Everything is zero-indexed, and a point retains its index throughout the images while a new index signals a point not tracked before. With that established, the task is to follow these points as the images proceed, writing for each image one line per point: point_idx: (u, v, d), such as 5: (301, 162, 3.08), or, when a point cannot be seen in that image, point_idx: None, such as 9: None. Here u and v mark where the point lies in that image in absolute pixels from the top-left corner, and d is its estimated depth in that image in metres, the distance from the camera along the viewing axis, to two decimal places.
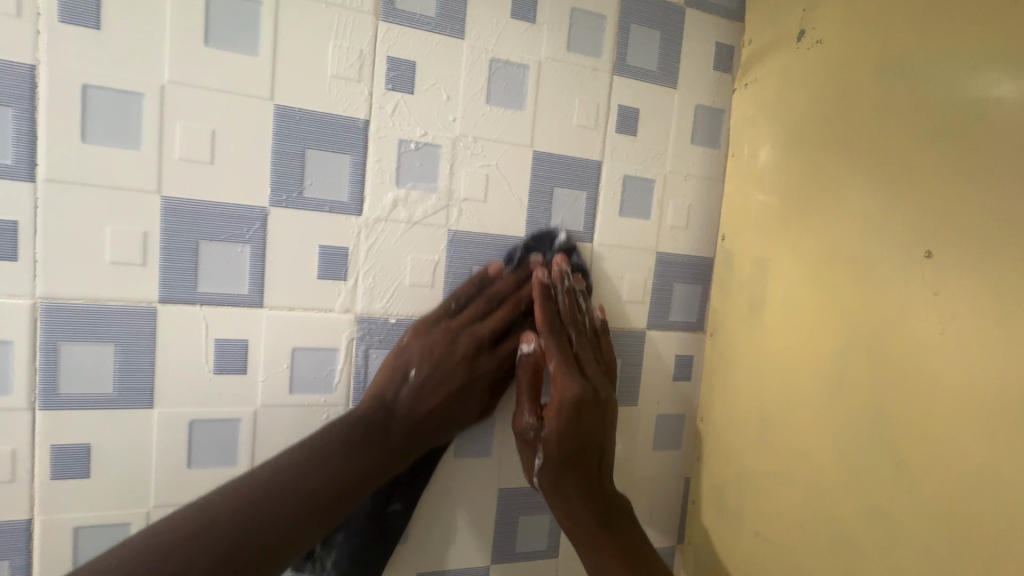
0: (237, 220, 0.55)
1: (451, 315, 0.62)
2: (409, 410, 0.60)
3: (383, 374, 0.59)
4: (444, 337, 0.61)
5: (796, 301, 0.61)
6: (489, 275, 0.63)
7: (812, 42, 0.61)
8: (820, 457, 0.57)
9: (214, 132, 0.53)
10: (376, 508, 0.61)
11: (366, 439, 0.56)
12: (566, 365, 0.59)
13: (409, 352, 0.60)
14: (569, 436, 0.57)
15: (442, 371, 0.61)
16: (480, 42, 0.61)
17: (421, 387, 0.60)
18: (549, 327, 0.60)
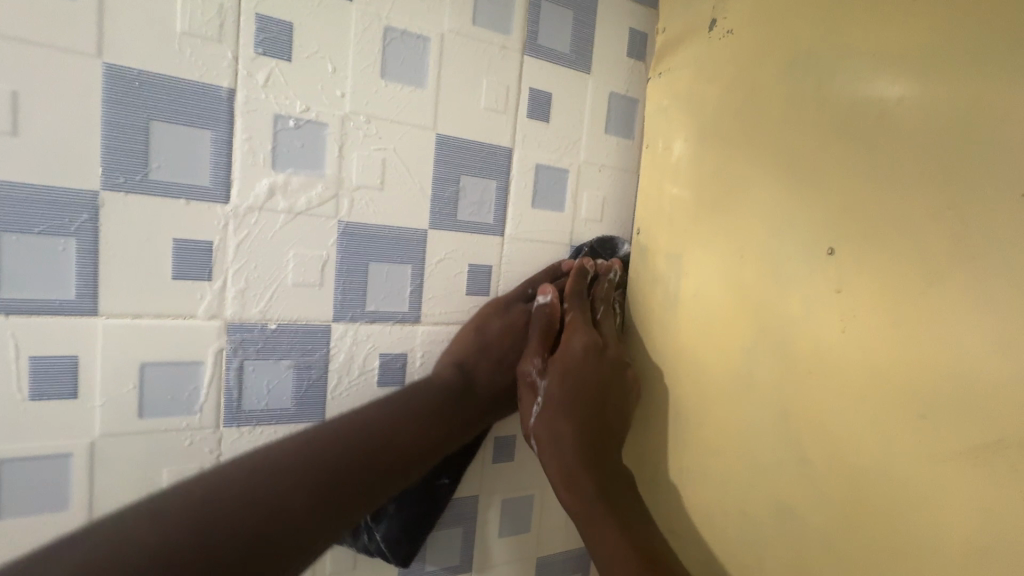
0: (57, 208, 0.44)
1: (526, 299, 0.64)
2: (489, 385, 0.63)
3: (461, 336, 0.61)
4: (521, 316, 0.63)
5: (708, 297, 0.60)
6: (564, 272, 0.67)
7: (723, 32, 0.60)
8: (730, 454, 0.57)
9: (16, 94, 0.42)
10: (427, 480, 0.60)
11: (442, 406, 0.58)
12: (584, 321, 0.63)
13: (490, 328, 0.62)
14: (573, 380, 0.59)
15: (518, 342, 0.64)
16: (372, 6, 0.53)
17: (495, 363, 0.63)
18: (577, 294, 0.64)
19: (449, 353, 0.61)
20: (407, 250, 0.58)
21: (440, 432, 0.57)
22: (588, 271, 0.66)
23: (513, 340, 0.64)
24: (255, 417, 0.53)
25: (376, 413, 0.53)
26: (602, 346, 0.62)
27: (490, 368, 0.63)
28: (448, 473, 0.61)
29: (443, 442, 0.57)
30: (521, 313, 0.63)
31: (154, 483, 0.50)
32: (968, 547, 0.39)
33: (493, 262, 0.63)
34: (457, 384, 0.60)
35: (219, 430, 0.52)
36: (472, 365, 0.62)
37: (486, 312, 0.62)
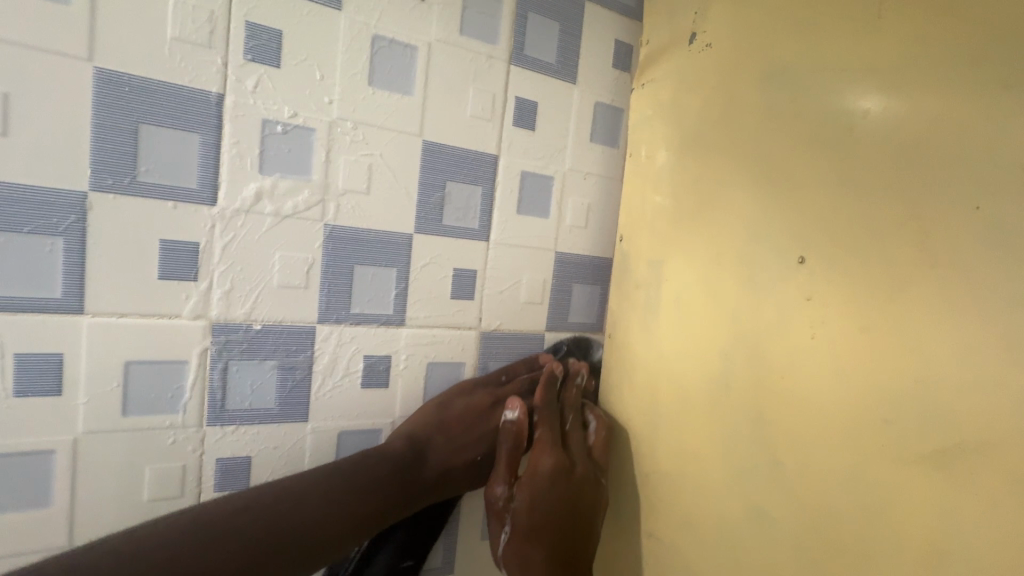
0: (45, 208, 0.45)
1: (498, 387, 0.67)
2: (441, 473, 0.61)
3: (420, 416, 0.62)
4: (487, 399, 0.65)
5: (686, 304, 0.62)
6: (539, 364, 0.70)
7: (703, 45, 0.61)
8: (706, 458, 0.58)
9: (7, 97, 0.43)
10: (409, 539, 0.63)
11: (397, 480, 0.57)
12: (553, 438, 0.64)
13: (453, 407, 0.63)
14: (541, 509, 0.61)
15: (479, 428, 0.64)
16: (361, 15, 0.54)
17: (452, 442, 0.63)
18: (546, 403, 0.65)
19: (409, 425, 0.61)
20: (392, 253, 0.59)
21: (396, 504, 0.57)
22: (557, 377, 0.68)
23: (480, 436, 0.65)
24: (239, 417, 0.54)
25: (327, 483, 0.53)
26: (574, 475, 0.63)
27: (449, 453, 0.62)
28: (413, 555, 0.64)
29: (394, 509, 0.57)
30: (490, 411, 0.65)
31: (136, 480, 0.51)
32: (927, 549, 0.40)
33: (478, 266, 0.64)
34: (412, 463, 0.59)
35: (203, 430, 0.53)
36: (426, 439, 0.61)
37: (443, 420, 0.62)
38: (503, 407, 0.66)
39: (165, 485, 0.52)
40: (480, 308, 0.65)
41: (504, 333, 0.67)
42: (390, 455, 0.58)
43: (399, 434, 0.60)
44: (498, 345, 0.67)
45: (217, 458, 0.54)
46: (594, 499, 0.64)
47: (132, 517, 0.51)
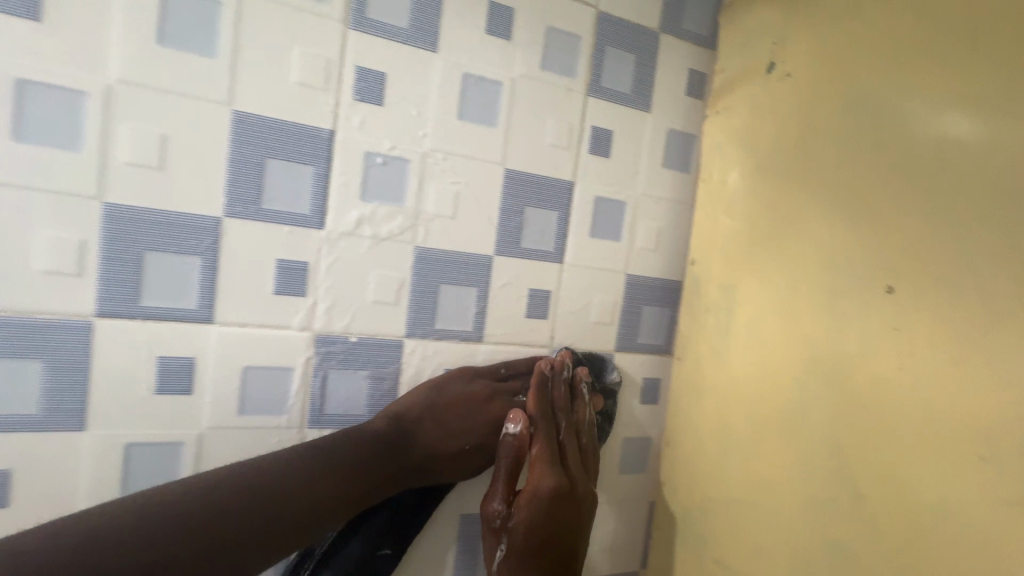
0: (188, 231, 0.52)
1: (496, 381, 0.64)
2: (425, 452, 0.60)
3: (411, 398, 0.60)
4: (485, 390, 0.63)
5: (761, 329, 0.62)
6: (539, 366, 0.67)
7: (782, 74, 0.62)
8: (780, 486, 0.57)
9: (165, 136, 0.50)
10: (365, 555, 0.59)
11: (363, 465, 0.55)
12: (549, 455, 0.60)
13: (449, 391, 0.61)
14: (536, 531, 0.57)
15: (466, 420, 0.62)
16: (453, 56, 0.59)
17: (445, 428, 0.61)
18: (541, 412, 0.62)
19: (397, 405, 0.60)
20: (473, 273, 0.63)
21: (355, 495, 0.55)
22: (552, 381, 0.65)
23: (473, 429, 0.62)
24: (334, 421, 0.59)
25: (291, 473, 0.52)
26: (572, 487, 0.59)
27: (434, 439, 0.60)
28: (390, 545, 0.60)
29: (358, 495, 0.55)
30: (490, 404, 0.63)
31: None
32: None
33: (552, 287, 0.67)
34: (384, 451, 0.57)
35: (303, 431, 0.58)
36: (413, 421, 0.60)
37: (432, 407, 0.61)
38: (457, 392, 0.62)
39: None
40: (552, 327, 0.68)
41: (575, 352, 0.70)
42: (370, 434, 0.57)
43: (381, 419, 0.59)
44: (568, 363, 0.69)
45: None
46: (580, 516, 0.59)
47: None
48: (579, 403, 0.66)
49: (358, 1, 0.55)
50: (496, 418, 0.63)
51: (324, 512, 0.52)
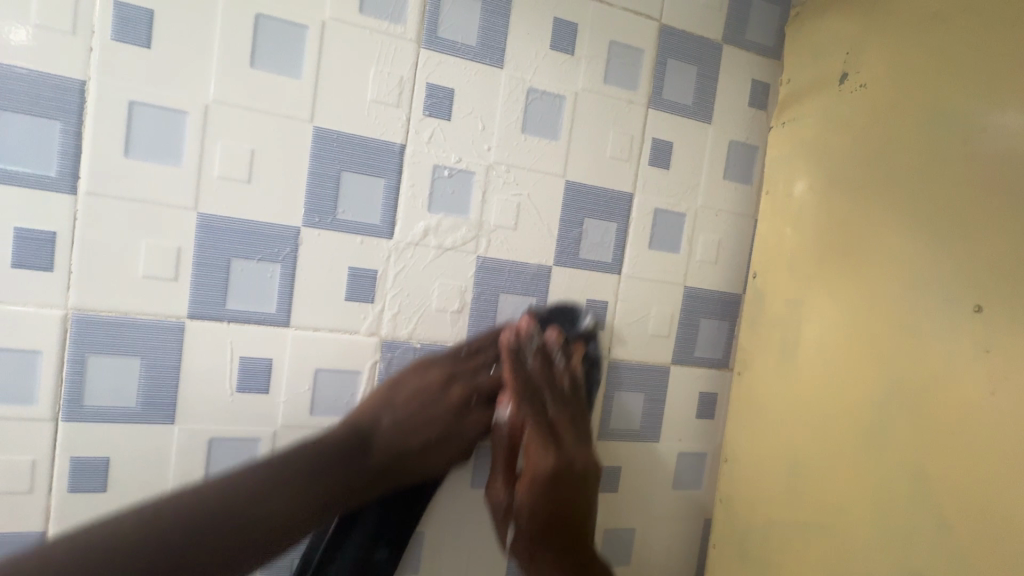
0: (272, 240, 0.55)
1: (457, 360, 0.61)
2: (392, 442, 0.59)
3: (368, 402, 0.59)
4: (442, 376, 0.60)
5: (831, 345, 0.60)
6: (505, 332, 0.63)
7: (856, 85, 0.60)
8: (853, 508, 0.56)
9: (254, 152, 0.54)
10: (385, 463, 0.58)
11: (336, 471, 0.54)
12: (541, 439, 0.59)
13: (405, 386, 0.60)
14: (542, 506, 0.58)
15: (428, 410, 0.61)
16: (519, 71, 0.61)
17: (401, 421, 0.60)
18: (519, 399, 0.61)
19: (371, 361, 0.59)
20: (533, 283, 0.64)
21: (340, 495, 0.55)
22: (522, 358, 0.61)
23: (436, 392, 0.61)
24: None
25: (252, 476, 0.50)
26: (571, 464, 0.59)
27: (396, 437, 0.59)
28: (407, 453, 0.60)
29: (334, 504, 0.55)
30: (449, 392, 0.61)
31: None
32: None
33: (610, 298, 0.67)
34: (356, 451, 0.56)
35: None
36: (372, 421, 0.58)
37: (385, 434, 0.59)
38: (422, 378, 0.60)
39: None
40: (609, 338, 0.68)
41: (631, 364, 0.69)
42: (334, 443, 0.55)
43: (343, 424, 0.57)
44: (624, 374, 0.69)
45: None
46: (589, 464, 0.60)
47: None
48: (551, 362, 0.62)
49: (430, 22, 0.57)
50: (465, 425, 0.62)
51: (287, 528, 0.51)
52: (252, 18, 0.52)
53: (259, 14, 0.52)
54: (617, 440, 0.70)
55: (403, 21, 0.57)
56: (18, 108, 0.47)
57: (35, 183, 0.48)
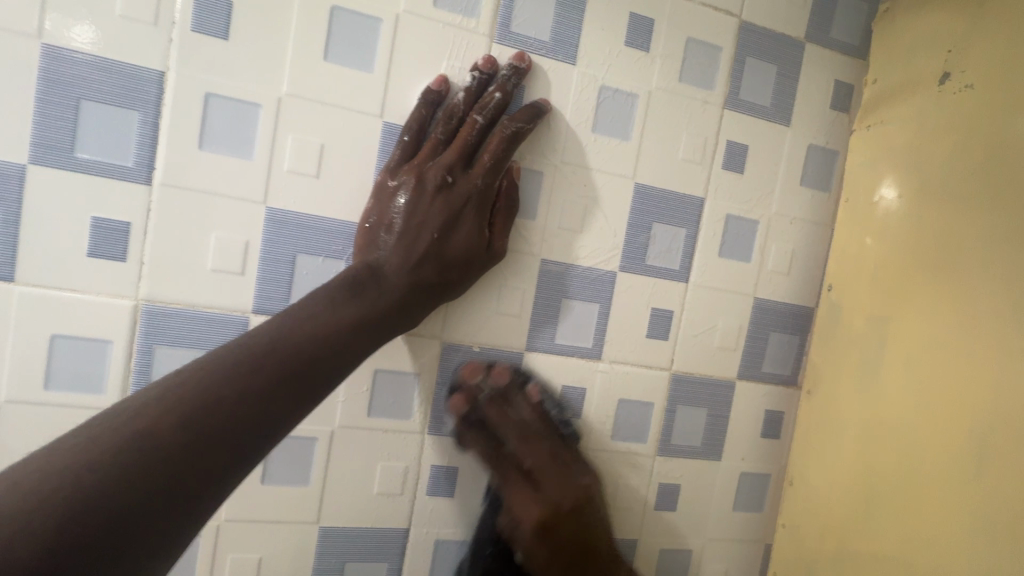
0: (337, 237, 0.54)
1: (443, 191, 0.54)
2: (398, 267, 0.52)
3: (368, 213, 0.53)
4: (415, 173, 0.53)
5: (921, 365, 0.55)
6: (486, 114, 0.54)
7: (961, 85, 0.56)
8: (944, 545, 0.51)
9: (323, 145, 0.53)
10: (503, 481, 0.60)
11: (352, 292, 0.49)
12: (524, 485, 0.60)
13: (389, 218, 0.53)
14: (542, 553, 0.59)
15: (417, 211, 0.53)
16: (592, 68, 0.59)
17: (384, 219, 0.53)
18: (483, 454, 0.59)
19: (361, 257, 0.53)
20: (597, 288, 0.62)
21: (336, 349, 0.45)
22: (465, 409, 0.57)
23: (427, 228, 0.53)
24: (452, 429, 0.59)
25: (206, 377, 0.37)
26: (557, 507, 0.58)
27: (404, 283, 0.52)
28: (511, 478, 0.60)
29: (330, 358, 0.44)
30: (434, 205, 0.54)
31: (370, 475, 0.58)
32: None
33: (675, 308, 0.64)
34: (366, 278, 0.50)
35: (423, 436, 0.59)
36: (367, 237, 0.53)
37: (370, 241, 0.53)
38: (395, 197, 0.53)
39: (390, 483, 0.58)
40: (673, 350, 0.65)
41: (695, 376, 0.66)
42: (338, 274, 0.50)
43: (360, 254, 0.53)
44: (686, 388, 0.66)
45: (432, 465, 0.59)
46: (574, 496, 0.59)
47: (363, 505, 0.58)
48: (504, 411, 0.58)
49: (504, 15, 0.55)
50: (469, 192, 0.54)
51: (228, 419, 0.36)
52: (327, 10, 0.51)
53: (334, 5, 0.51)
54: (676, 457, 0.67)
55: (476, 15, 0.55)
56: (99, 97, 0.48)
57: (113, 174, 0.48)
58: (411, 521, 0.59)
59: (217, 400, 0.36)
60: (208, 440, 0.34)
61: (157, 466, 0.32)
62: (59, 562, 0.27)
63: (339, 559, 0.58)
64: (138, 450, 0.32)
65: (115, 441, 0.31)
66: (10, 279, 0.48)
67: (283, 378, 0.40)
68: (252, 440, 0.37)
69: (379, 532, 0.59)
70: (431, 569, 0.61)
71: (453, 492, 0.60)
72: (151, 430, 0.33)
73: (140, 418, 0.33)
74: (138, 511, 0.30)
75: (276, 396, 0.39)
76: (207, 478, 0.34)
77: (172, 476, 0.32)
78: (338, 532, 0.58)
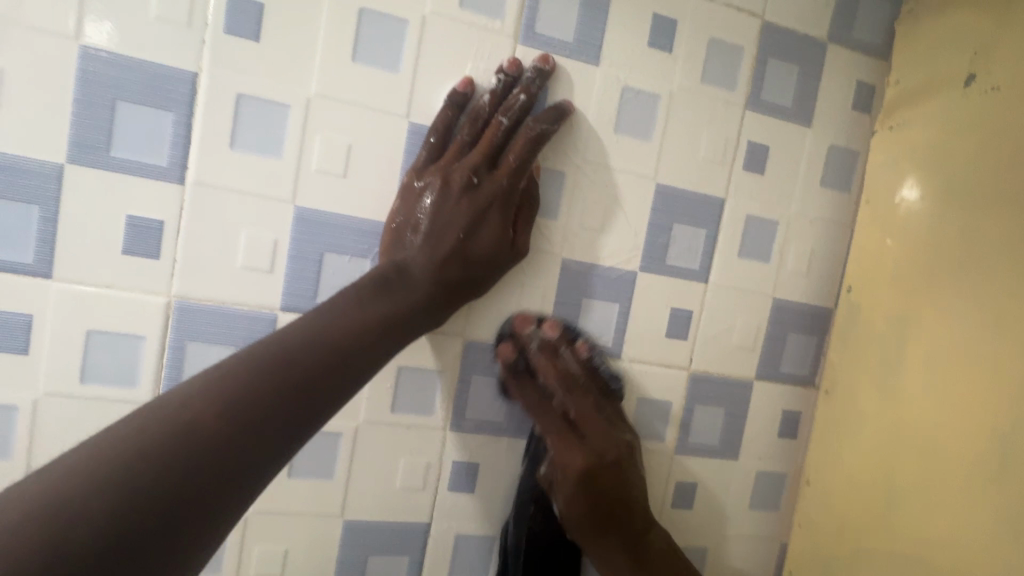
0: (364, 236, 0.55)
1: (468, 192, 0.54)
2: (424, 266, 0.53)
3: (394, 213, 0.54)
4: (440, 173, 0.54)
5: (943, 367, 0.55)
6: (512, 116, 0.55)
7: (987, 87, 0.55)
8: (963, 546, 0.51)
9: (351, 145, 0.54)
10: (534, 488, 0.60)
11: (381, 290, 0.49)
12: (571, 434, 0.58)
13: (415, 218, 0.54)
14: (585, 506, 0.57)
15: (443, 212, 0.54)
16: (615, 69, 0.59)
17: (411, 219, 0.54)
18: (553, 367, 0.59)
19: (387, 255, 0.54)
20: (618, 288, 0.62)
21: (366, 345, 0.46)
22: (524, 341, 0.59)
23: (453, 228, 0.54)
24: (473, 426, 0.60)
25: (245, 372, 0.38)
26: (602, 459, 0.57)
27: (430, 282, 0.53)
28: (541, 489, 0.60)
29: (360, 353, 0.45)
30: (460, 206, 0.54)
31: (393, 469, 0.59)
32: None
33: (695, 307, 0.65)
34: (394, 276, 0.51)
35: (445, 432, 0.60)
36: (393, 236, 0.54)
37: (396, 240, 0.54)
38: (422, 198, 0.54)
39: (413, 477, 0.59)
40: (692, 349, 0.65)
41: (714, 375, 0.66)
42: (367, 272, 0.51)
43: (386, 253, 0.54)
44: (705, 387, 0.66)
45: (454, 460, 0.60)
46: (618, 447, 0.58)
47: (386, 499, 0.59)
48: (556, 360, 0.59)
49: (529, 16, 0.56)
50: (494, 193, 0.55)
51: (266, 412, 0.37)
52: (356, 12, 0.52)
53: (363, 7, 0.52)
54: (694, 456, 0.67)
55: (502, 16, 0.55)
56: (134, 98, 0.49)
57: (147, 173, 0.50)
58: (433, 515, 0.60)
59: (257, 394, 0.37)
60: (250, 432, 0.35)
61: (204, 456, 0.33)
62: (114, 547, 0.28)
63: (363, 551, 0.59)
64: (186, 441, 0.33)
65: (164, 431, 0.33)
66: (48, 275, 0.49)
67: (319, 372, 0.41)
68: (290, 432, 0.38)
69: (401, 526, 0.60)
70: (452, 563, 0.62)
71: (474, 487, 0.61)
72: (197, 421, 0.34)
73: (186, 409, 0.34)
74: (186, 500, 0.31)
75: (312, 390, 0.40)
76: (246, 471, 0.35)
77: (216, 468, 0.33)
78: (361, 526, 0.59)
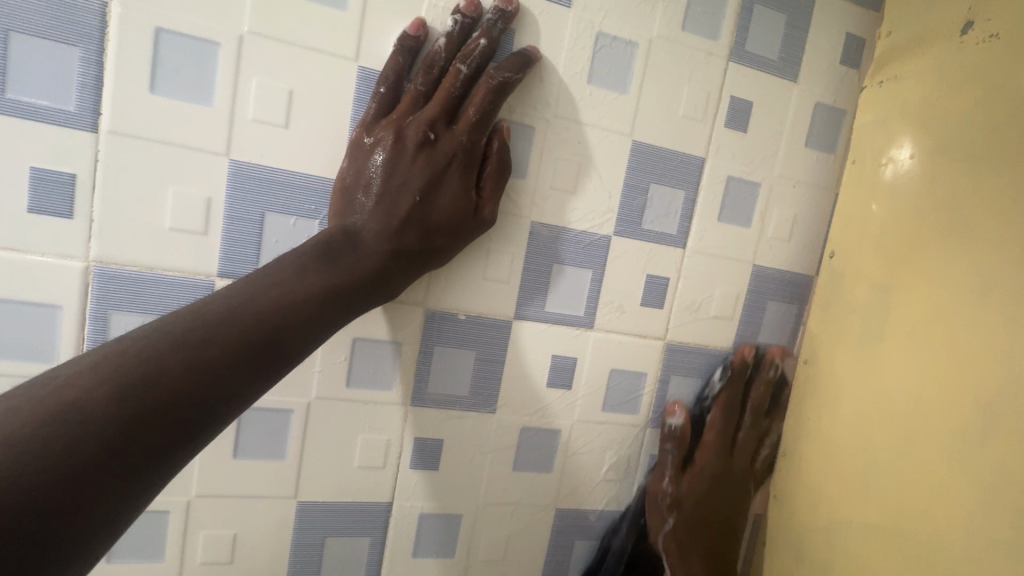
0: (311, 196, 0.50)
1: (426, 150, 0.49)
2: (376, 231, 0.48)
3: (344, 176, 0.49)
4: (393, 129, 0.49)
5: (924, 334, 0.53)
6: (470, 63, 0.49)
7: (986, 35, 0.52)
8: (939, 516, 0.50)
9: (292, 92, 0.48)
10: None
11: (325, 259, 0.45)
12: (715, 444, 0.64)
13: (367, 180, 0.49)
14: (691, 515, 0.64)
15: (398, 172, 0.49)
16: (588, 12, 0.54)
17: (362, 181, 0.49)
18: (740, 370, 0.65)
19: (336, 223, 0.49)
20: (592, 254, 0.58)
21: (303, 320, 0.41)
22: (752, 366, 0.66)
23: (409, 189, 0.49)
24: (436, 401, 0.57)
25: (150, 351, 0.33)
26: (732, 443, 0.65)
27: (385, 249, 0.48)
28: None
29: (296, 329, 0.41)
30: (416, 164, 0.49)
31: (349, 448, 0.55)
32: None
33: (671, 275, 0.61)
34: (341, 244, 0.46)
35: (406, 408, 0.56)
36: (343, 201, 0.49)
37: (347, 205, 0.49)
38: (373, 155, 0.49)
39: (372, 456, 0.56)
40: (668, 319, 0.62)
41: (690, 346, 0.64)
42: (311, 240, 0.46)
43: (336, 220, 0.49)
44: (681, 358, 0.64)
45: (416, 438, 0.57)
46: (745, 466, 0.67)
47: (343, 478, 0.55)
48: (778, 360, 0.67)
49: None
50: (455, 150, 0.50)
51: (175, 395, 0.32)
52: None
53: None
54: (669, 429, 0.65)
55: None
56: (32, 29, 0.42)
57: (54, 119, 0.43)
58: (394, 495, 0.57)
59: (161, 374, 0.32)
60: (152, 414, 0.31)
61: (93, 440, 0.28)
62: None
63: (319, 533, 0.56)
64: (68, 422, 0.28)
65: (40, 413, 0.27)
66: None
67: (240, 349, 0.37)
68: (203, 415, 0.34)
69: (361, 506, 0.57)
70: (415, 543, 0.59)
71: (439, 465, 0.58)
72: (85, 402, 0.29)
73: (71, 390, 0.29)
74: (72, 488, 0.26)
75: (230, 369, 0.36)
76: (147, 459, 0.30)
77: (111, 453, 0.28)
78: (317, 507, 0.55)
